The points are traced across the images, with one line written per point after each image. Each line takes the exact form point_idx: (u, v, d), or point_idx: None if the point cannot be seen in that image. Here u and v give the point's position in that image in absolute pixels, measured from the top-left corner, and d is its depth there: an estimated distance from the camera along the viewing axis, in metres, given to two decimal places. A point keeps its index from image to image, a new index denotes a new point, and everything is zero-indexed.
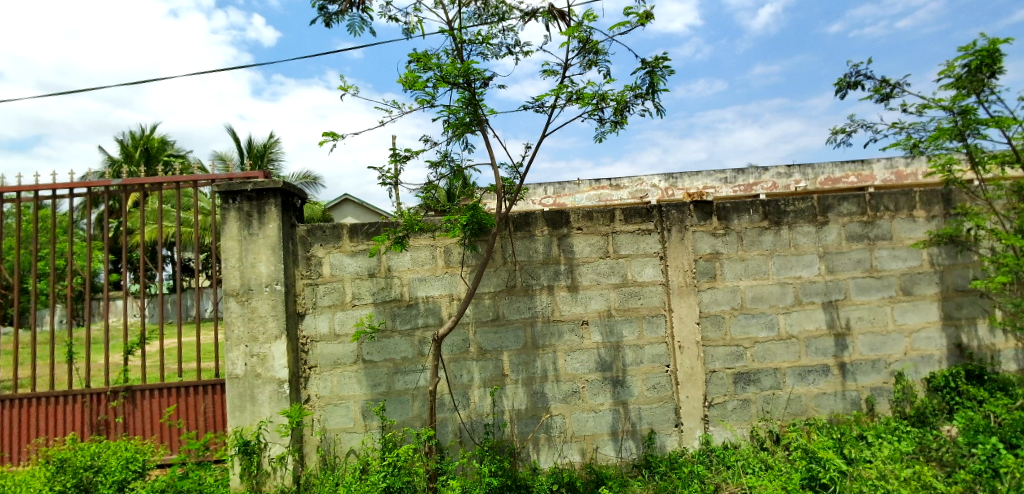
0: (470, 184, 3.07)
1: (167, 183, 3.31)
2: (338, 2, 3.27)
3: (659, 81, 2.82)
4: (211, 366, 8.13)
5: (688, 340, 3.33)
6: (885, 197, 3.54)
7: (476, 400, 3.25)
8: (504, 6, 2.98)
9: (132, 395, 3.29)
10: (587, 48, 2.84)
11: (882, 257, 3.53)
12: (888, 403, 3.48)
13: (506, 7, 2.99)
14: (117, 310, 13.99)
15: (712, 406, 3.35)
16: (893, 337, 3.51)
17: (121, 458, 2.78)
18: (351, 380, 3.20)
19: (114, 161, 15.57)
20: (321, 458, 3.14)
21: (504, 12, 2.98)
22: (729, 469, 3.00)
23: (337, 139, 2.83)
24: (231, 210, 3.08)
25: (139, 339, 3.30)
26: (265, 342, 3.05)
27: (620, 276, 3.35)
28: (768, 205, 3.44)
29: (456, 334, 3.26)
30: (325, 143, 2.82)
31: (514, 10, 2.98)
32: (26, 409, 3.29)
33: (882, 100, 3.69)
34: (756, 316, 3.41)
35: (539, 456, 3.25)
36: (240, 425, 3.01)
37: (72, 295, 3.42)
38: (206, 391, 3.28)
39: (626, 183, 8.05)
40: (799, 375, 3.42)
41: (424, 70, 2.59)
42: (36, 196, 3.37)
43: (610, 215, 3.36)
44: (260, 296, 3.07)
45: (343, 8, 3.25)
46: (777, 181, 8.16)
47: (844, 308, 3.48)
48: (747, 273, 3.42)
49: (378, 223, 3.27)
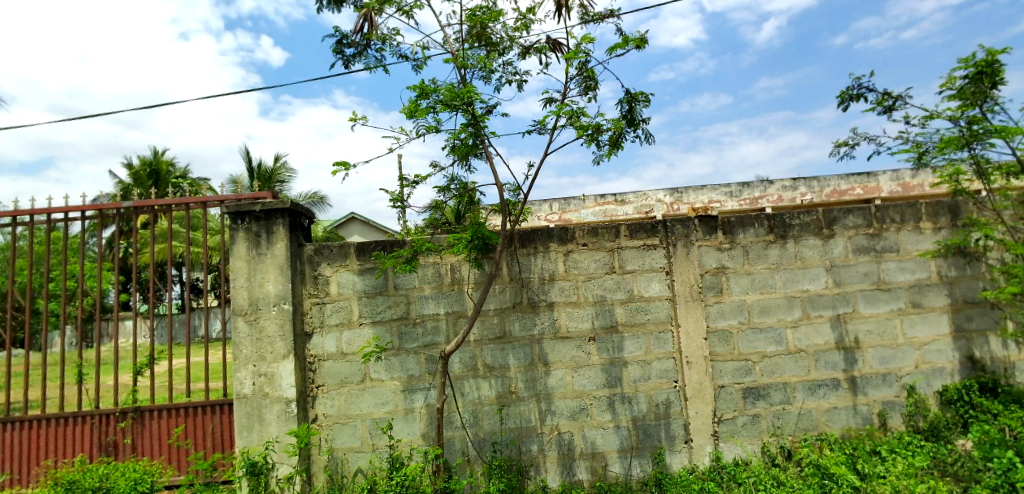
0: (475, 203, 3.13)
1: (177, 204, 3.34)
2: (353, 46, 3.31)
3: (638, 114, 2.99)
4: (222, 385, 8.14)
5: (696, 355, 3.32)
6: (891, 209, 3.54)
7: (483, 418, 3.23)
8: (506, 42, 3.12)
9: (141, 416, 3.30)
10: (586, 75, 2.92)
11: (890, 269, 3.52)
12: (901, 417, 3.44)
13: (507, 42, 3.12)
14: (128, 330, 14.10)
15: (722, 422, 3.32)
16: (903, 350, 3.48)
17: (129, 479, 2.77)
18: (358, 399, 3.20)
19: (124, 183, 15.93)
20: (329, 478, 3.13)
21: (504, 46, 3.13)
22: (740, 487, 2.93)
23: (349, 169, 2.87)
24: (240, 230, 3.12)
25: (148, 359, 3.29)
26: (273, 361, 3.07)
27: (627, 291, 3.36)
28: (773, 218, 3.45)
29: (463, 351, 3.26)
30: (337, 173, 2.86)
31: (515, 45, 3.13)
32: (37, 430, 3.31)
33: (884, 112, 3.72)
34: (764, 330, 3.39)
35: (547, 475, 3.22)
36: (248, 446, 3.01)
37: (82, 316, 3.34)
38: (215, 411, 3.29)
39: (631, 198, 8.15)
40: (809, 389, 3.39)
41: (425, 99, 2.65)
42: (49, 218, 3.41)
43: (616, 231, 3.37)
44: (268, 316, 3.10)
45: (356, 50, 3.31)
46: (783, 194, 8.23)
47: (853, 322, 3.46)
48: (754, 287, 3.41)
49: (384, 242, 3.31)
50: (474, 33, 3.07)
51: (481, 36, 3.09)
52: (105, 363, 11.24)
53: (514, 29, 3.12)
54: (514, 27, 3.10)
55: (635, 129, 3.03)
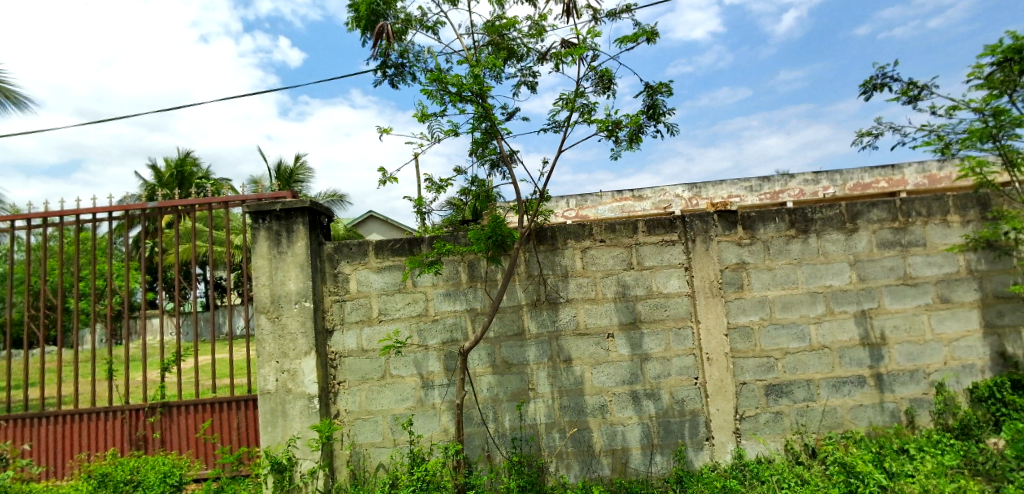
0: (491, 200, 3.15)
1: (200, 204, 3.41)
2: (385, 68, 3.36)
3: (661, 104, 2.96)
4: (247, 382, 8.29)
5: (717, 352, 3.29)
6: (917, 202, 3.45)
7: (503, 415, 3.25)
8: (524, 48, 3.15)
9: (169, 411, 3.38)
10: (601, 74, 2.95)
11: (916, 264, 3.43)
12: (930, 415, 3.37)
13: (525, 49, 3.15)
14: (155, 327, 14.44)
15: (744, 419, 3.28)
16: (930, 346, 3.40)
17: (159, 472, 2.85)
18: (379, 395, 3.24)
19: (149, 185, 16.29)
20: (351, 473, 3.18)
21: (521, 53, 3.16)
22: (764, 484, 2.89)
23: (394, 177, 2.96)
24: (262, 229, 3.18)
25: (175, 356, 3.36)
26: (295, 358, 3.12)
27: (645, 288, 3.33)
28: (795, 213, 3.40)
29: (482, 348, 3.28)
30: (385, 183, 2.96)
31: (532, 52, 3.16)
32: (69, 425, 3.41)
33: (909, 103, 3.63)
34: (787, 326, 3.34)
35: (567, 472, 3.22)
36: (272, 441, 3.07)
37: (111, 314, 3.38)
38: (240, 406, 3.36)
39: (649, 194, 8.08)
40: (833, 386, 3.33)
41: (437, 89, 2.69)
42: (77, 219, 3.50)
43: (634, 227, 3.35)
44: (290, 313, 3.15)
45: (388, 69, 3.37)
46: (804, 188, 8.08)
47: (878, 318, 3.39)
48: (775, 282, 3.36)
49: (402, 239, 3.34)
50: (492, 43, 3.12)
51: (500, 40, 3.10)
52: (134, 360, 11.54)
53: (531, 33, 3.10)
54: (530, 33, 3.08)
55: (657, 123, 3.01)
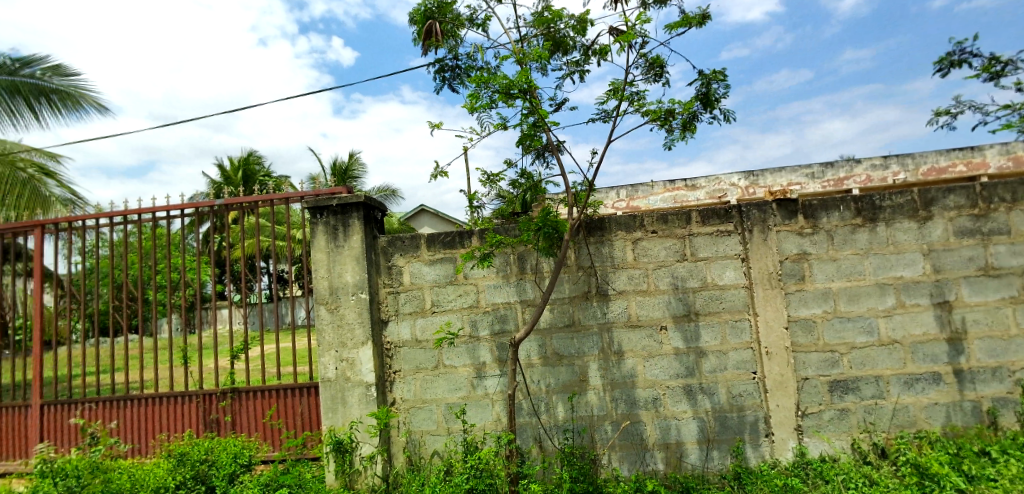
0: (541, 192, 3.15)
1: (263, 201, 3.59)
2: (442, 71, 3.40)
3: (716, 92, 2.87)
4: (308, 370, 8.69)
5: (776, 345, 3.17)
6: (1000, 187, 3.19)
7: (554, 406, 3.27)
8: (571, 40, 3.12)
9: (238, 396, 3.61)
10: (651, 62, 2.88)
11: (999, 254, 3.18)
12: (1015, 416, 3.13)
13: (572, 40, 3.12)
14: (223, 318, 15.36)
15: (806, 416, 3.16)
16: (1016, 342, 3.15)
17: (230, 453, 3.08)
18: (433, 384, 3.33)
19: (214, 184, 17.28)
20: (407, 459, 3.29)
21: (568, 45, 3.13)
22: (828, 484, 2.79)
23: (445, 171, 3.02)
24: (320, 224, 3.32)
25: (243, 344, 3.58)
26: (353, 347, 3.25)
27: (699, 280, 3.25)
28: (861, 200, 3.21)
29: (532, 340, 3.30)
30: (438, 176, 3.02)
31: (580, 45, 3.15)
32: (151, 407, 3.71)
33: (991, 78, 3.35)
34: (852, 319, 3.18)
35: (620, 464, 3.21)
36: (334, 425, 3.22)
37: (186, 305, 3.63)
38: (302, 393, 3.54)
39: (703, 183, 7.82)
40: (905, 383, 3.15)
41: (485, 89, 2.72)
42: (154, 216, 3.78)
43: (687, 217, 3.27)
44: (348, 304, 3.28)
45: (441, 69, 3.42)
46: (872, 174, 7.60)
47: (956, 311, 3.17)
48: (840, 273, 3.20)
49: (453, 232, 3.40)
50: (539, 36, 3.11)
51: (547, 33, 3.08)
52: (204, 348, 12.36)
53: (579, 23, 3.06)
54: (578, 23, 3.05)
55: (711, 110, 2.92)
